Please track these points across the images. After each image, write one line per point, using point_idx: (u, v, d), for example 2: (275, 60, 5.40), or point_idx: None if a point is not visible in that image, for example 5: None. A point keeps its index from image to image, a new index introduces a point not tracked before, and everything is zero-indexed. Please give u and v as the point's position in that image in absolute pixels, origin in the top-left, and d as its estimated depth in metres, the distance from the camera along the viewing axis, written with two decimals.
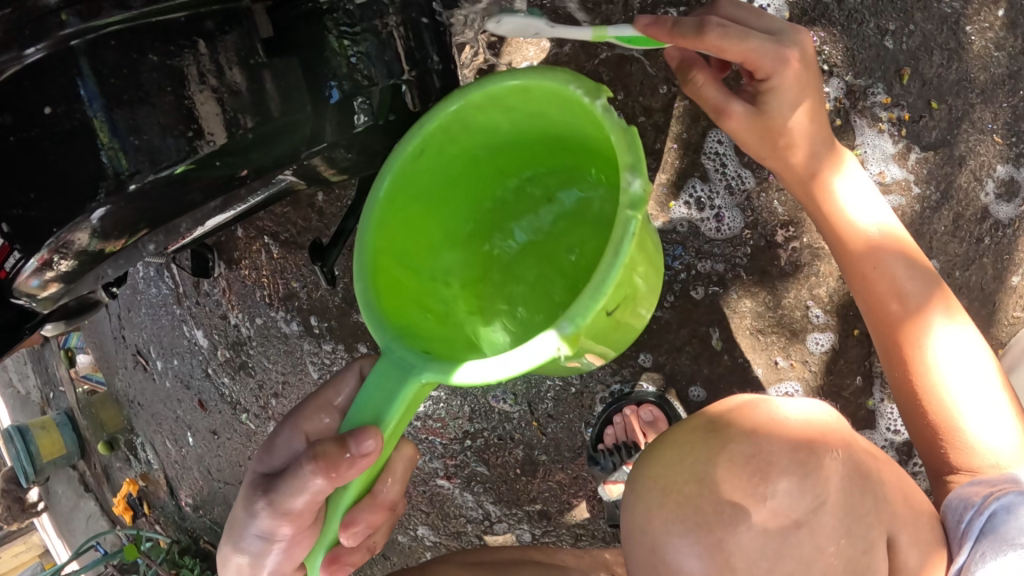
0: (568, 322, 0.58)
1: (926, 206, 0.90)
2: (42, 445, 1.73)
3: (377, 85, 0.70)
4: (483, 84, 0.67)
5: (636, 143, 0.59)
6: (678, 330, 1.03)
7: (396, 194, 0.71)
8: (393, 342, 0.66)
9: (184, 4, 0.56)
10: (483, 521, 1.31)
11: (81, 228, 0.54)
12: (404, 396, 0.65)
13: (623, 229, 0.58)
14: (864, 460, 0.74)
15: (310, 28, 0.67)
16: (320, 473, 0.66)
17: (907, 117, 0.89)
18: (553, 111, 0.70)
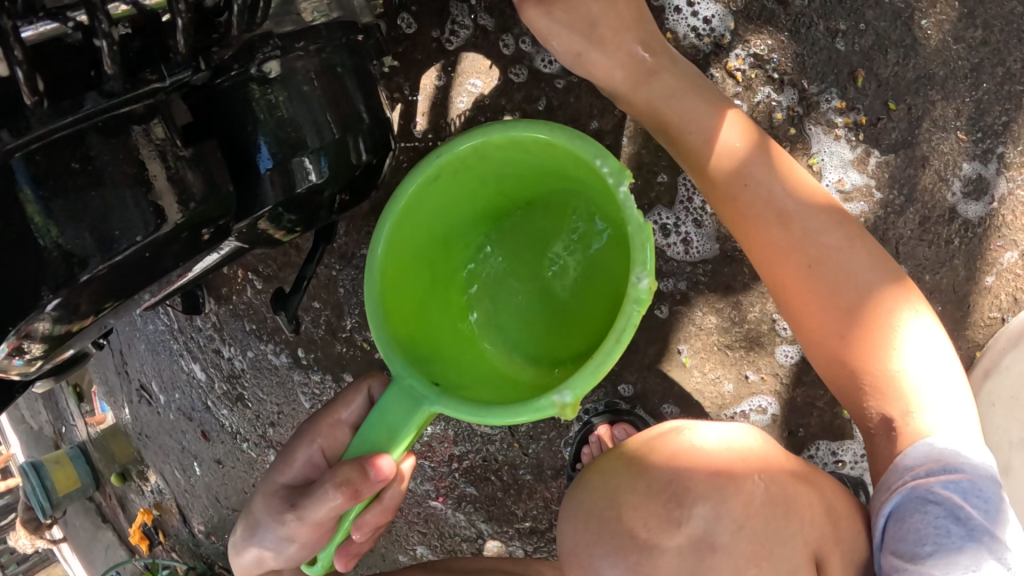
0: (569, 394, 0.63)
1: (890, 210, 0.89)
2: (58, 479, 1.77)
3: (308, 143, 0.68)
4: (504, 127, 0.68)
5: (648, 244, 0.62)
6: (646, 348, 1.06)
7: (412, 206, 0.71)
8: (406, 369, 0.68)
9: (105, 107, 0.54)
10: (478, 540, 1.33)
11: (41, 319, 0.52)
12: (416, 422, 0.67)
13: (630, 320, 0.61)
14: (787, 483, 0.75)
15: (236, 105, 0.64)
16: (339, 496, 0.66)
17: (864, 120, 0.88)
18: (559, 162, 0.72)
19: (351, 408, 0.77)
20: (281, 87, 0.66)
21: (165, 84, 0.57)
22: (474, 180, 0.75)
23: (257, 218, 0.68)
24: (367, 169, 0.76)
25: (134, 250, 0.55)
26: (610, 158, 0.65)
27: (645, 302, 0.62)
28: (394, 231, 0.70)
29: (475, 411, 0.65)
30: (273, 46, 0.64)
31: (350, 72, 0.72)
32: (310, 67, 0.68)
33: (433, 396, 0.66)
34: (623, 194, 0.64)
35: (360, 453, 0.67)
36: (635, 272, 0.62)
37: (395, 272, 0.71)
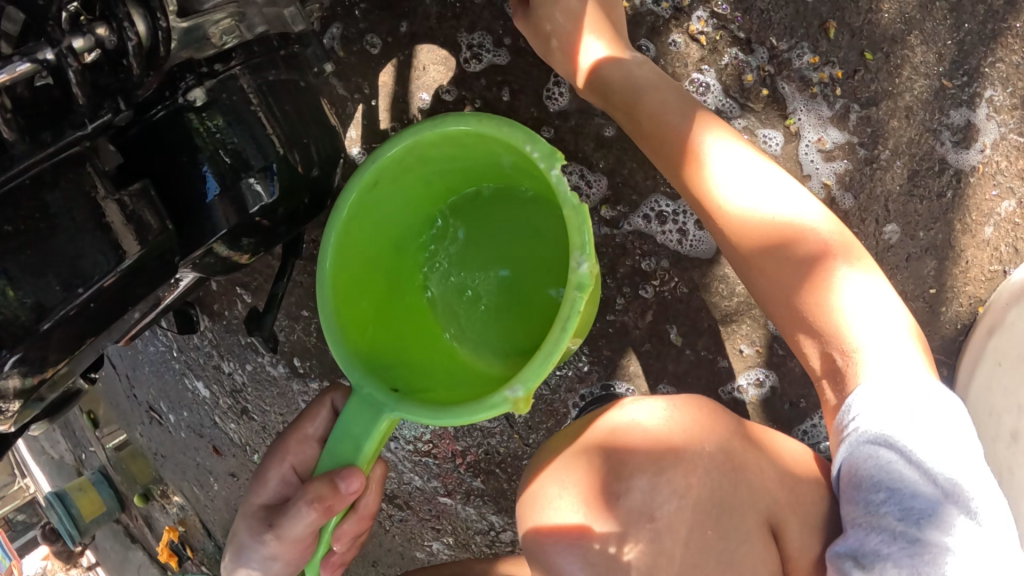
0: (521, 387, 0.60)
1: (876, 166, 0.87)
2: (82, 505, 1.76)
3: (252, 162, 0.65)
4: (436, 123, 0.66)
5: (585, 226, 0.60)
6: (636, 329, 1.03)
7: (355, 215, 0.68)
8: (364, 379, 0.66)
9: (26, 166, 0.53)
10: (490, 532, 1.33)
11: (8, 375, 0.53)
12: (379, 430, 0.65)
13: (573, 306, 0.60)
14: (734, 449, 0.75)
15: (170, 135, 0.63)
16: (313, 511, 0.66)
17: (840, 74, 0.85)
18: (496, 150, 0.69)
19: (317, 421, 0.75)
20: (219, 110, 0.64)
21: (86, 131, 0.56)
22: (417, 179, 0.72)
23: (210, 244, 0.65)
24: (322, 184, 0.73)
25: (82, 303, 0.56)
26: (538, 141, 0.62)
27: (588, 287, 0.60)
28: (343, 241, 0.67)
29: (433, 412, 0.63)
30: (193, 76, 0.64)
31: (293, 86, 0.71)
32: (249, 86, 0.66)
33: (391, 403, 0.64)
34: (555, 177, 0.62)
35: (332, 465, 0.66)
36: (575, 258, 0.60)
37: (348, 284, 0.69)
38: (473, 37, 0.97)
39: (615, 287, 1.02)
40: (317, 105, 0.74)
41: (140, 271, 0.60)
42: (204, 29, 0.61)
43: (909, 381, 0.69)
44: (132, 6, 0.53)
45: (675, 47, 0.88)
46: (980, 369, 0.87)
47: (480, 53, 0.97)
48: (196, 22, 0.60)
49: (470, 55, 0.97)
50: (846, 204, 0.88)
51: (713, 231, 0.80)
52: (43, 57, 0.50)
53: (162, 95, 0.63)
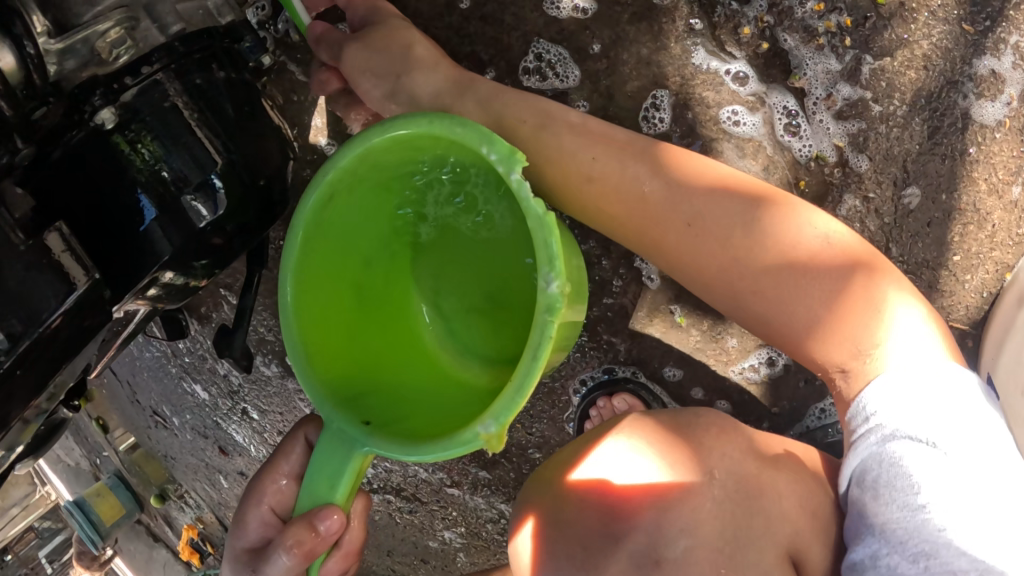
0: (493, 421, 0.53)
1: (894, 124, 0.79)
2: (104, 511, 1.54)
3: (187, 176, 0.60)
4: (382, 128, 0.58)
5: (551, 240, 0.53)
6: (636, 312, 0.97)
7: (314, 238, 0.62)
8: (336, 414, 0.61)
9: None
10: (501, 519, 1.32)
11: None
12: (353, 467, 0.61)
13: (545, 331, 0.53)
14: (747, 474, 0.73)
15: (92, 160, 0.58)
16: (292, 555, 0.62)
17: (849, 22, 0.77)
18: (457, 151, 0.61)
19: (292, 458, 0.70)
20: (144, 124, 0.59)
21: None
22: (378, 188, 0.65)
23: (156, 273, 0.60)
24: (270, 189, 0.68)
25: (5, 370, 0.50)
26: (495, 142, 0.54)
27: (558, 308, 0.53)
28: (300, 273, 0.61)
29: (405, 449, 0.57)
30: (100, 92, 0.57)
31: (227, 87, 0.65)
32: (174, 92, 0.61)
33: (364, 438, 0.59)
34: (515, 183, 0.54)
35: (311, 504, 0.62)
36: (541, 275, 0.53)
37: (316, 312, 0.63)
38: (547, 48, 0.82)
39: (611, 268, 0.95)
40: (257, 104, 0.68)
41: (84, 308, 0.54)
42: (91, 43, 0.57)
43: (943, 384, 0.65)
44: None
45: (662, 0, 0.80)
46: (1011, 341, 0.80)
47: (547, 68, 0.83)
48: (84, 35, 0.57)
49: (536, 65, 0.83)
50: (861, 167, 0.80)
51: (706, 284, 0.74)
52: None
53: (71, 119, 0.57)
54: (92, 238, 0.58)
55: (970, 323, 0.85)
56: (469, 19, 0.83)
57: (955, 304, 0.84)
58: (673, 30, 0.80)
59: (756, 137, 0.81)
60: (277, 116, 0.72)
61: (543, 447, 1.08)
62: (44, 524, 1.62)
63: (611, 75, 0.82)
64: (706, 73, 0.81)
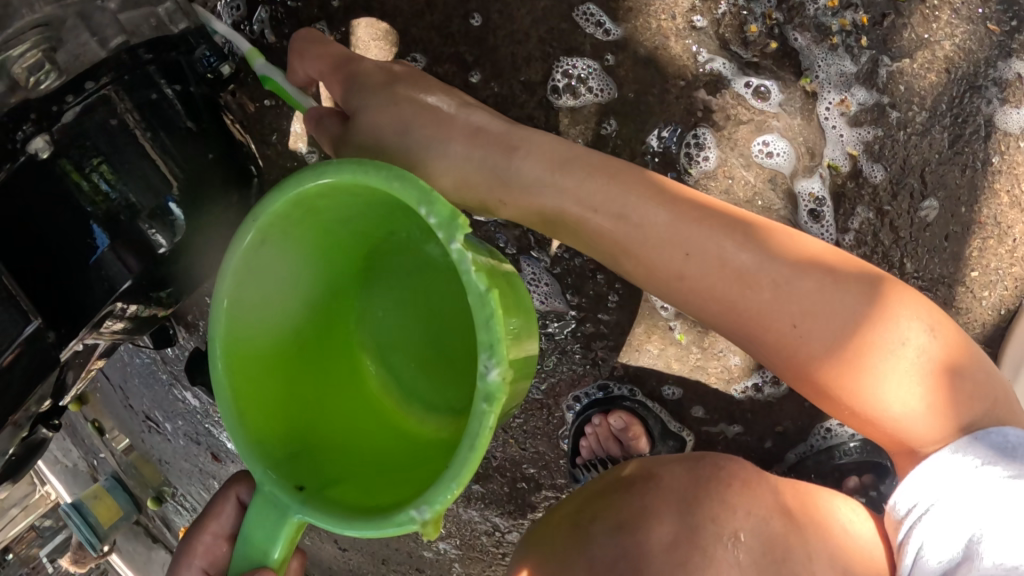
0: (427, 506, 0.52)
1: (912, 131, 0.73)
2: (101, 512, 1.30)
3: (141, 203, 0.56)
4: (312, 176, 0.54)
5: (493, 321, 0.50)
6: (633, 328, 0.93)
7: (239, 290, 0.58)
8: (270, 479, 0.58)
9: None
10: (495, 532, 1.29)
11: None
12: (287, 534, 0.59)
13: (483, 420, 0.51)
14: (776, 533, 0.67)
15: (33, 188, 0.53)
16: None
17: (865, 20, 0.71)
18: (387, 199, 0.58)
19: (223, 517, 0.69)
20: (92, 148, 0.54)
21: None
22: (306, 235, 0.61)
23: (111, 305, 0.56)
24: (228, 210, 0.64)
25: None
26: (434, 207, 0.51)
27: (498, 397, 0.51)
28: (228, 329, 0.58)
29: (341, 521, 0.55)
30: (33, 118, 0.52)
31: (182, 104, 0.61)
32: (125, 112, 0.56)
33: (297, 505, 0.57)
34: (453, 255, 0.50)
35: (244, 569, 0.59)
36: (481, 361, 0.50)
37: (250, 367, 0.60)
38: (576, 63, 0.76)
39: (607, 282, 0.91)
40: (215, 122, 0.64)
41: (28, 351, 0.50)
42: (6, 68, 0.51)
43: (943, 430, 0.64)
44: None
45: None
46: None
47: (578, 84, 0.77)
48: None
49: (565, 83, 0.77)
50: (876, 177, 0.74)
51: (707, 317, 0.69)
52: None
53: (5, 149, 0.51)
54: (37, 274, 0.53)
55: (989, 344, 0.79)
56: (454, 19, 0.77)
57: (974, 324, 0.79)
58: (673, 29, 0.74)
59: (762, 147, 0.75)
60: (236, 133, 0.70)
61: (538, 464, 1.04)
62: (46, 524, 1.33)
63: (607, 78, 0.76)
64: (709, 76, 0.74)
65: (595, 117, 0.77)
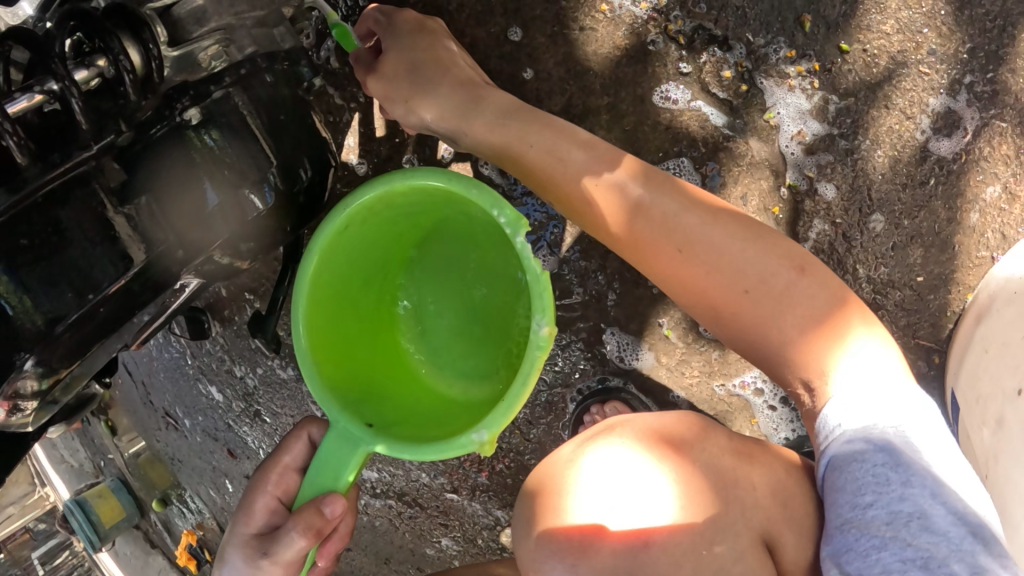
0: (486, 430, 0.65)
1: (858, 157, 0.89)
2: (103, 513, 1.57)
3: (247, 176, 0.71)
4: (406, 174, 0.68)
5: (545, 293, 0.64)
6: (628, 325, 1.06)
7: (323, 261, 0.70)
8: (342, 416, 0.68)
9: (53, 175, 0.59)
10: (497, 526, 1.37)
11: (26, 376, 0.61)
12: (356, 461, 0.69)
13: (532, 364, 0.65)
14: (724, 464, 0.77)
15: (174, 151, 0.67)
16: (303, 537, 0.67)
17: (817, 66, 0.88)
18: (455, 202, 0.73)
19: (294, 453, 0.76)
20: (220, 130, 0.70)
21: (92, 150, 0.61)
22: (381, 224, 0.75)
23: (213, 251, 0.72)
24: (307, 189, 0.79)
25: (92, 307, 0.62)
26: (506, 208, 0.66)
27: (546, 347, 0.65)
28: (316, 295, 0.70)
29: (409, 447, 0.67)
30: (189, 95, 0.68)
31: (289, 105, 0.76)
32: (248, 106, 0.72)
33: (367, 438, 0.68)
34: (520, 244, 0.65)
35: (314, 493, 0.69)
36: (534, 320, 0.65)
37: (322, 327, 0.71)
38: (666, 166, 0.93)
39: (606, 282, 1.04)
40: (311, 121, 0.79)
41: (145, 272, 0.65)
42: (193, 55, 0.69)
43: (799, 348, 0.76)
44: (127, 39, 0.61)
45: (655, 45, 0.90)
46: (971, 356, 0.85)
47: None
48: (186, 48, 0.68)
49: None
50: (829, 195, 0.90)
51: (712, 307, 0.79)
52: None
53: (162, 114, 0.66)
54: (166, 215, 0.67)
55: (936, 341, 0.93)
56: (490, 57, 0.93)
57: (921, 322, 0.92)
58: (664, 71, 0.91)
59: (736, 168, 0.92)
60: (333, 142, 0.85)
61: (539, 454, 1.15)
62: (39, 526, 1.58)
63: (612, 111, 0.92)
64: (692, 110, 0.91)
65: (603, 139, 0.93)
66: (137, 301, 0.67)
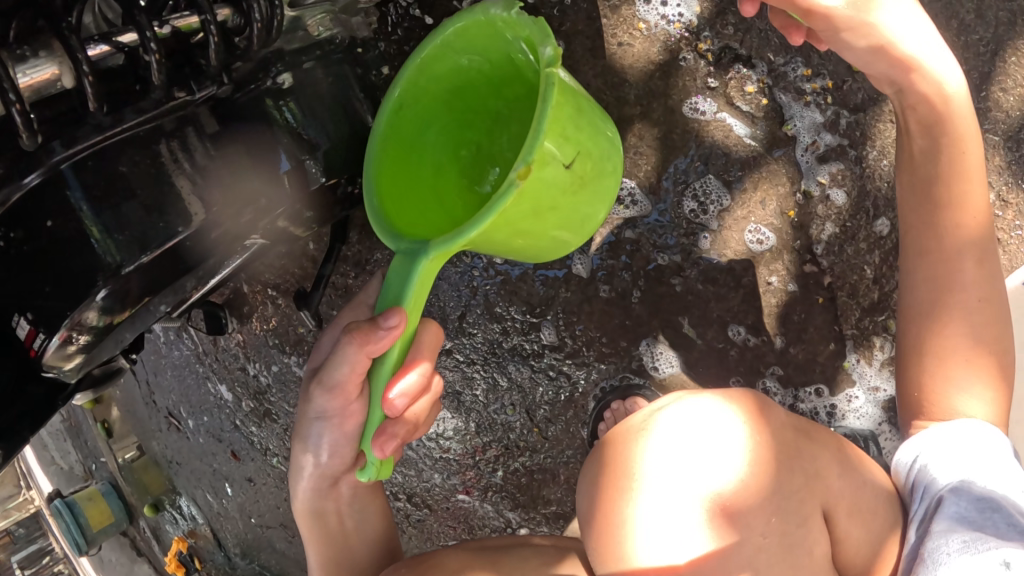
0: (523, 159, 0.61)
1: (864, 166, 0.99)
2: (92, 514, 1.59)
3: (318, 145, 0.80)
4: (438, 32, 0.71)
5: (553, 58, 0.63)
6: (650, 321, 1.06)
7: (412, 88, 0.75)
8: (404, 237, 0.69)
9: (147, 118, 0.67)
10: (506, 530, 1.23)
11: (90, 308, 0.66)
12: (415, 281, 0.67)
13: (542, 114, 0.62)
14: (790, 439, 0.79)
15: (254, 114, 0.76)
16: (356, 346, 0.71)
17: (831, 84, 0.98)
18: (507, 39, 0.70)
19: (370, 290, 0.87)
20: (297, 102, 0.79)
21: (194, 97, 0.70)
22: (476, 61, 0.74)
23: (277, 216, 0.79)
24: None
25: (178, 240, 0.69)
26: (530, 17, 0.65)
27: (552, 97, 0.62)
28: (383, 137, 0.74)
29: (458, 234, 0.64)
30: (284, 62, 0.79)
31: (358, 89, 0.86)
32: (325, 84, 0.82)
33: (425, 250, 0.66)
34: (546, 60, 0.63)
35: (383, 308, 0.70)
36: (537, 110, 0.62)
37: (397, 151, 0.75)
38: (694, 181, 1.01)
39: (632, 280, 1.05)
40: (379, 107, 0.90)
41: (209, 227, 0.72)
42: (304, 21, 0.79)
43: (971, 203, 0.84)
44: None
45: (686, 62, 1.00)
46: None
47: (699, 192, 1.01)
48: (299, 12, 0.78)
49: (692, 198, 1.02)
50: (839, 201, 0.99)
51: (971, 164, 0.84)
52: (126, 40, 0.63)
53: (257, 77, 0.76)
54: (240, 171, 0.74)
55: None
56: None
57: None
58: (693, 86, 1.00)
59: (756, 175, 1.00)
60: None
61: (554, 453, 1.16)
62: (19, 531, 1.58)
63: (645, 119, 1.01)
64: (718, 121, 1.00)
65: (634, 147, 1.02)
66: (199, 250, 0.72)
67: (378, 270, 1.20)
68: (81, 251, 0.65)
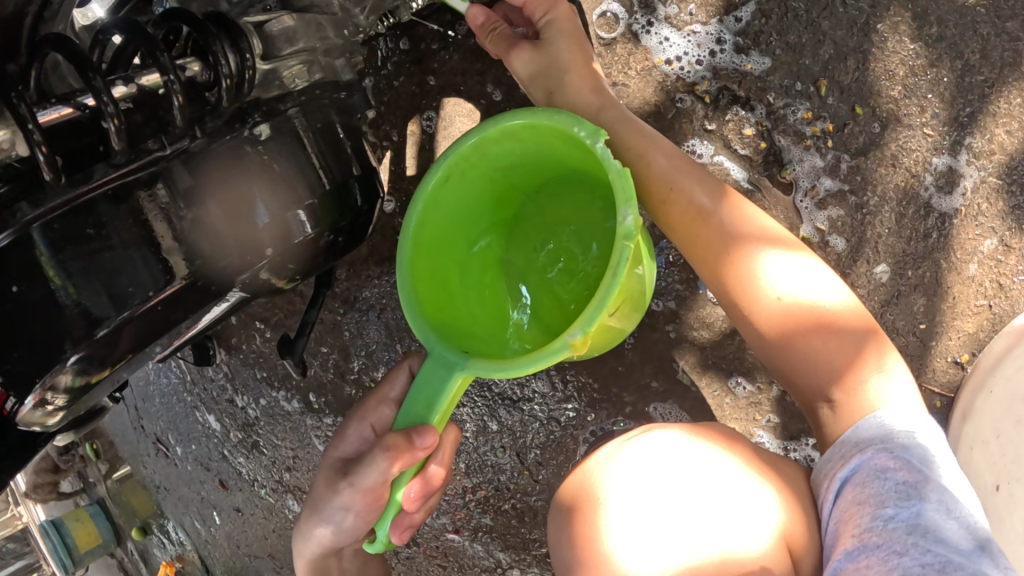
0: (582, 330, 0.66)
1: (865, 210, 0.96)
2: (79, 535, 1.59)
3: (303, 196, 0.77)
4: (496, 122, 0.74)
5: (629, 184, 0.68)
6: (644, 367, 1.04)
7: (464, 164, 0.78)
8: (439, 343, 0.74)
9: (117, 174, 0.63)
10: (497, 571, 1.19)
11: (63, 371, 0.62)
12: (451, 388, 0.73)
13: (623, 255, 0.67)
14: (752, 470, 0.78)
15: (233, 165, 0.72)
16: (385, 459, 0.71)
17: (832, 126, 0.95)
18: (549, 141, 0.77)
19: (397, 384, 0.83)
20: (277, 154, 0.75)
21: (166, 151, 0.66)
22: (507, 154, 0.79)
23: (260, 267, 0.76)
24: (355, 216, 0.86)
25: (151, 304, 0.67)
26: (585, 122, 0.70)
27: (634, 237, 0.68)
28: (416, 231, 0.76)
29: (498, 365, 0.69)
30: (261, 111, 0.75)
31: (337, 134, 0.82)
32: (304, 130, 0.78)
33: (463, 361, 0.72)
34: (599, 150, 0.70)
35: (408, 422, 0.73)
36: (620, 211, 0.68)
37: (425, 242, 0.78)
38: None
39: None
40: (365, 152, 0.87)
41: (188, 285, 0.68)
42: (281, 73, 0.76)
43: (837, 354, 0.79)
44: (227, 46, 0.67)
45: (682, 103, 0.97)
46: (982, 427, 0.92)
47: None
48: (275, 65, 0.75)
49: None
50: (839, 247, 0.96)
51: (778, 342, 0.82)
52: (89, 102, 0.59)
53: (231, 127, 0.72)
54: (219, 224, 0.71)
55: (942, 388, 0.97)
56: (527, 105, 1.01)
57: (925, 367, 0.97)
58: (691, 128, 0.97)
59: None
60: (381, 173, 0.91)
61: (546, 496, 1.13)
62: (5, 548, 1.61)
63: None
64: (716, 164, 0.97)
65: None
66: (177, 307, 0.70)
67: (367, 308, 1.18)
68: (50, 315, 0.62)
